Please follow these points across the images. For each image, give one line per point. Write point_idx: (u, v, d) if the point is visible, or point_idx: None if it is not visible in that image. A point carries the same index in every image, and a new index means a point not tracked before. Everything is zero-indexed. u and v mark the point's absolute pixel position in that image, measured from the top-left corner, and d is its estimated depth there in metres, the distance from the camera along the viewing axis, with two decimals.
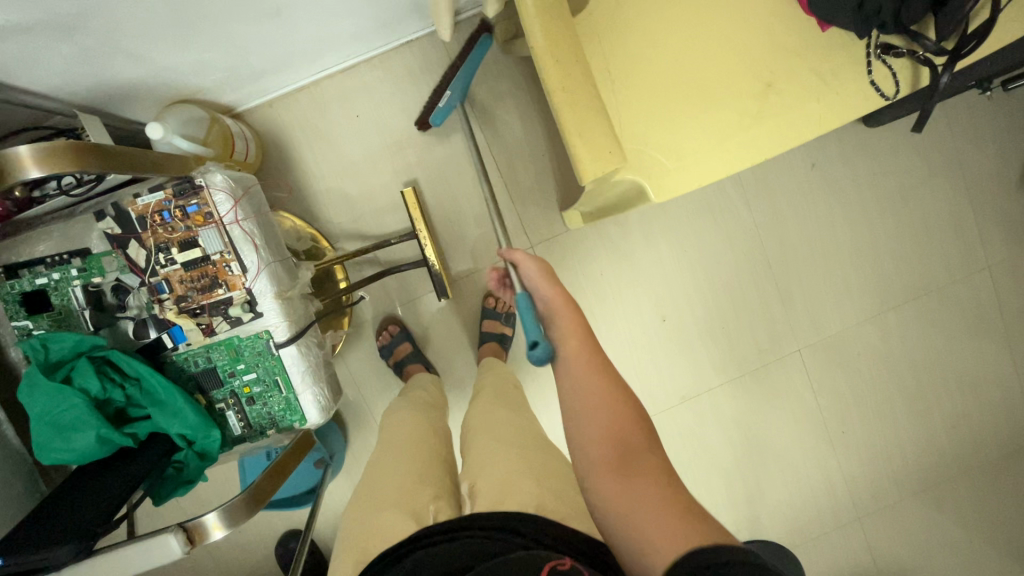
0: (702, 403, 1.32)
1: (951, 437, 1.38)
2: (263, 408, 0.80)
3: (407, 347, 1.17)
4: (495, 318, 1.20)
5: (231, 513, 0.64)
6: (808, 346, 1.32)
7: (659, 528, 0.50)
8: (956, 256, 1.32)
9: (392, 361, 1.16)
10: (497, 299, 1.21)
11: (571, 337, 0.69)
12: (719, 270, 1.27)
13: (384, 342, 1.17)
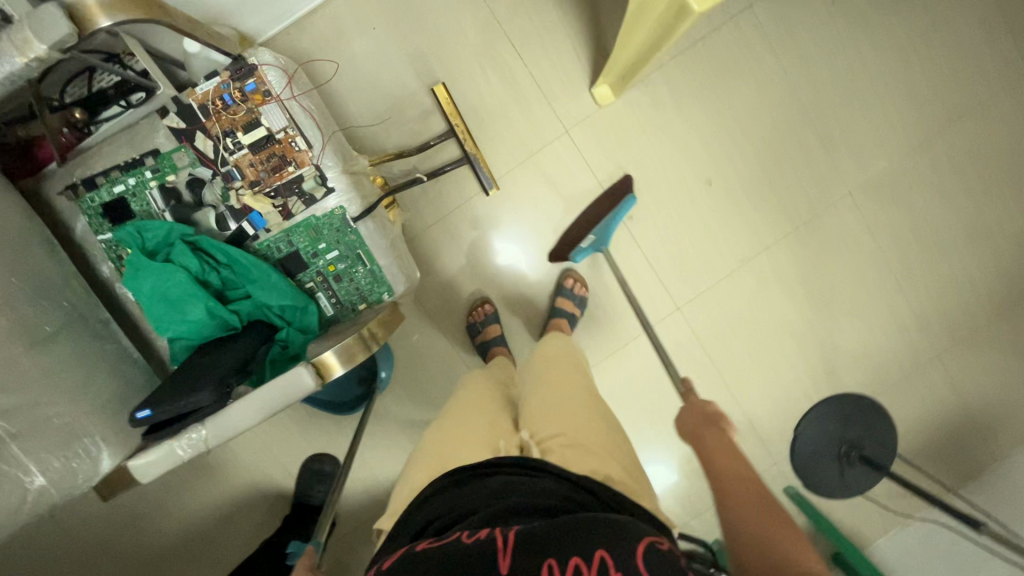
0: (760, 264, 1.31)
1: (1019, 257, 1.35)
2: (350, 284, 0.81)
3: (495, 330, 1.21)
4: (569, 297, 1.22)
5: (348, 349, 0.65)
6: (858, 187, 1.30)
7: None
8: (992, 69, 1.28)
9: (481, 339, 1.22)
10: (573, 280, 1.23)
11: (733, 465, 0.65)
12: (755, 125, 1.26)
13: (475, 321, 1.22)
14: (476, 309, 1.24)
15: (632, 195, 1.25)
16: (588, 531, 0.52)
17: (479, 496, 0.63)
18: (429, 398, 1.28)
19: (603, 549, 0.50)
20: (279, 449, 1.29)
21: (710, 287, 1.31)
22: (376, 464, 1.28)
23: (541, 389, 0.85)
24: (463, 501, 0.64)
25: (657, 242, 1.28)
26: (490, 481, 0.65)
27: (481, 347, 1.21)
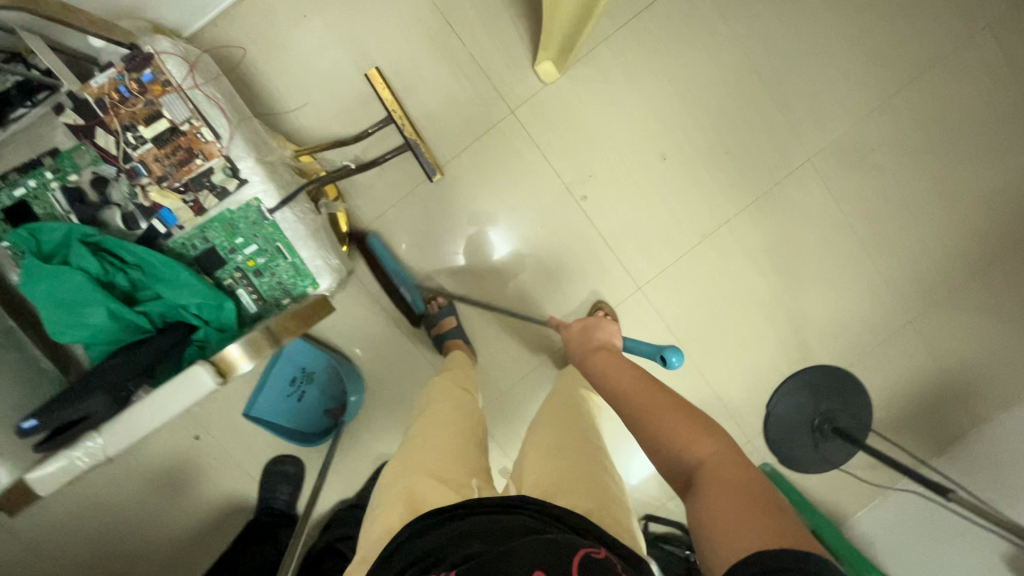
0: (722, 238, 1.27)
1: (989, 216, 1.31)
2: (272, 279, 0.79)
3: (451, 322, 1.19)
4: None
5: (252, 345, 0.64)
6: (819, 153, 1.26)
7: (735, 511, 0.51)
8: (950, 22, 1.24)
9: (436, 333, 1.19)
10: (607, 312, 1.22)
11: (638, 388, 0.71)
12: (708, 93, 1.21)
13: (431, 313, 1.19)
14: (432, 301, 1.22)
15: (585, 173, 1.22)
16: (531, 555, 0.50)
17: (441, 538, 0.59)
18: (393, 391, 1.27)
19: (540, 567, 0.48)
20: (241, 452, 1.27)
21: (671, 265, 1.27)
22: (342, 462, 1.28)
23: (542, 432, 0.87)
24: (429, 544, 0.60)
25: (613, 223, 1.25)
26: (463, 522, 0.62)
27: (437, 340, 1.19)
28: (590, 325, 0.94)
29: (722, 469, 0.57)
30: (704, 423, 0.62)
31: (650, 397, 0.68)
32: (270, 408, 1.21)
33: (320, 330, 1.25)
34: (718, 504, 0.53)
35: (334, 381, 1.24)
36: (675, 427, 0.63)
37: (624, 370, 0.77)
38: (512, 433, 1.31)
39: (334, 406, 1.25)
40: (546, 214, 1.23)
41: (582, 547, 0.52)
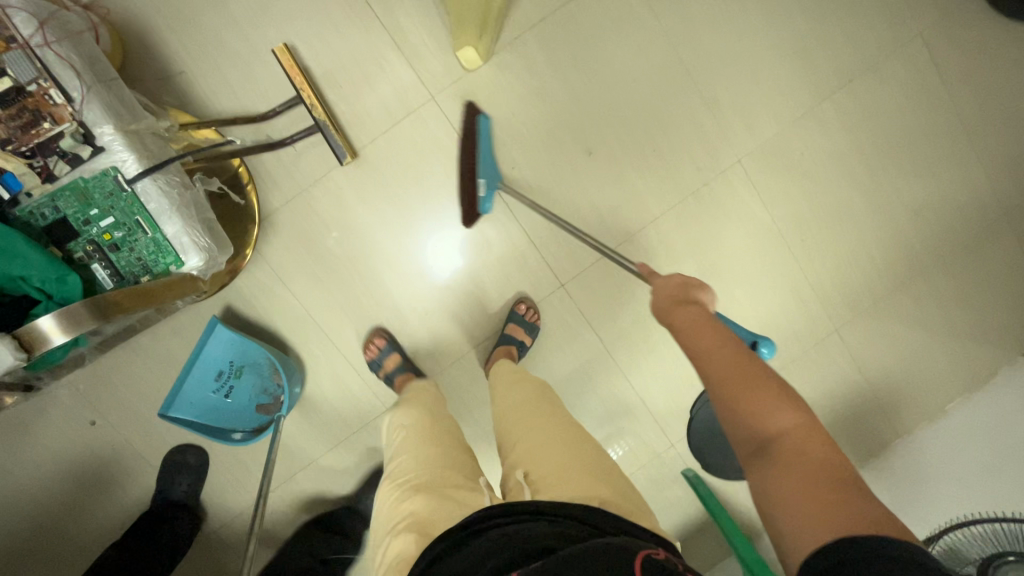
0: (649, 237, 1.25)
1: (917, 225, 1.31)
2: (131, 255, 0.75)
3: (393, 358, 1.18)
4: (520, 323, 1.21)
5: (66, 319, 0.60)
6: (748, 155, 1.25)
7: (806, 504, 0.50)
8: (883, 29, 1.23)
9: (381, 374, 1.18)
10: (527, 307, 1.23)
11: (724, 346, 0.66)
12: (635, 89, 1.19)
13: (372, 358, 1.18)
14: (369, 345, 1.20)
15: (508, 164, 1.19)
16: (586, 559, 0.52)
17: (470, 559, 0.61)
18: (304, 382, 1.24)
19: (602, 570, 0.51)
20: (141, 441, 1.22)
21: (596, 264, 1.25)
22: (249, 452, 1.25)
23: (523, 434, 0.88)
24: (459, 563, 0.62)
25: (537, 218, 1.22)
26: (486, 534, 0.64)
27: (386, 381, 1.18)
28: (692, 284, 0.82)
29: (804, 445, 0.55)
30: (787, 393, 0.59)
31: (729, 365, 0.63)
32: (197, 406, 1.16)
33: (227, 316, 1.20)
34: (794, 482, 0.52)
35: (265, 374, 1.19)
36: (762, 394, 0.59)
37: (700, 332, 0.70)
38: None
39: (268, 400, 1.20)
40: (468, 206, 1.20)
41: (642, 549, 0.56)
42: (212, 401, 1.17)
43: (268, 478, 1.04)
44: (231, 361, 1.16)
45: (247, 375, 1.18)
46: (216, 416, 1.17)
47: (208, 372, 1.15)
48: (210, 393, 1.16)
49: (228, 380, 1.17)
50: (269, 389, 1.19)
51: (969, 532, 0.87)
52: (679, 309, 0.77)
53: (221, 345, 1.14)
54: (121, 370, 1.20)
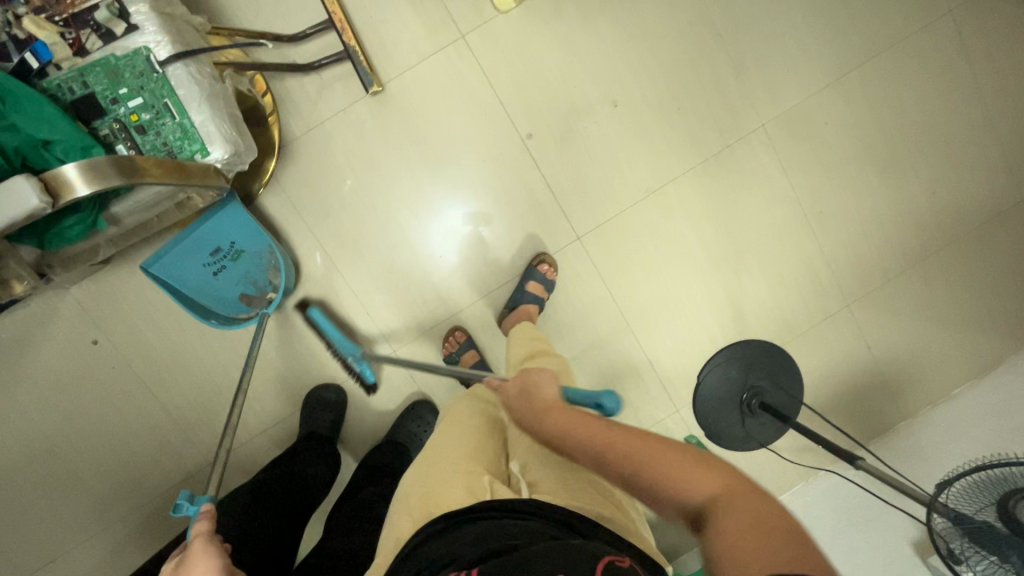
0: (667, 196, 1.24)
1: (934, 205, 1.31)
2: (157, 139, 0.73)
3: (472, 355, 1.21)
4: (541, 282, 1.20)
5: (91, 170, 0.61)
6: (771, 120, 1.25)
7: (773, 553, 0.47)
8: (912, 4, 1.24)
9: None
10: (547, 266, 1.21)
11: (628, 433, 0.64)
12: (663, 45, 1.20)
13: (452, 351, 1.21)
14: (449, 337, 1.23)
15: (531, 109, 1.19)
16: (552, 560, 0.54)
17: (459, 545, 0.62)
18: (310, 318, 1.23)
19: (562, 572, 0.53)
20: (141, 364, 1.20)
21: (611, 220, 1.24)
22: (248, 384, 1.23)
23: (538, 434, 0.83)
24: (446, 548, 0.62)
25: (506, 199, 1.22)
26: (478, 524, 0.64)
27: None
28: (529, 381, 0.78)
29: (729, 504, 0.54)
30: (698, 460, 0.59)
31: (644, 450, 0.62)
32: (184, 275, 1.09)
33: None
34: (740, 532, 0.50)
35: (261, 266, 1.15)
36: (671, 472, 0.58)
37: (589, 422, 0.67)
38: (433, 374, 1.26)
39: (253, 293, 1.17)
40: (467, 180, 1.21)
41: (606, 555, 0.57)
42: (198, 275, 1.11)
43: (250, 374, 1.04)
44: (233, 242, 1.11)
45: (243, 260, 1.13)
46: (197, 290, 1.11)
47: (209, 242, 1.08)
48: (199, 263, 1.10)
49: (223, 260, 1.11)
50: (260, 283, 1.16)
51: (955, 490, 0.81)
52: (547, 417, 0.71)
53: (231, 221, 1.08)
54: (125, 293, 1.18)
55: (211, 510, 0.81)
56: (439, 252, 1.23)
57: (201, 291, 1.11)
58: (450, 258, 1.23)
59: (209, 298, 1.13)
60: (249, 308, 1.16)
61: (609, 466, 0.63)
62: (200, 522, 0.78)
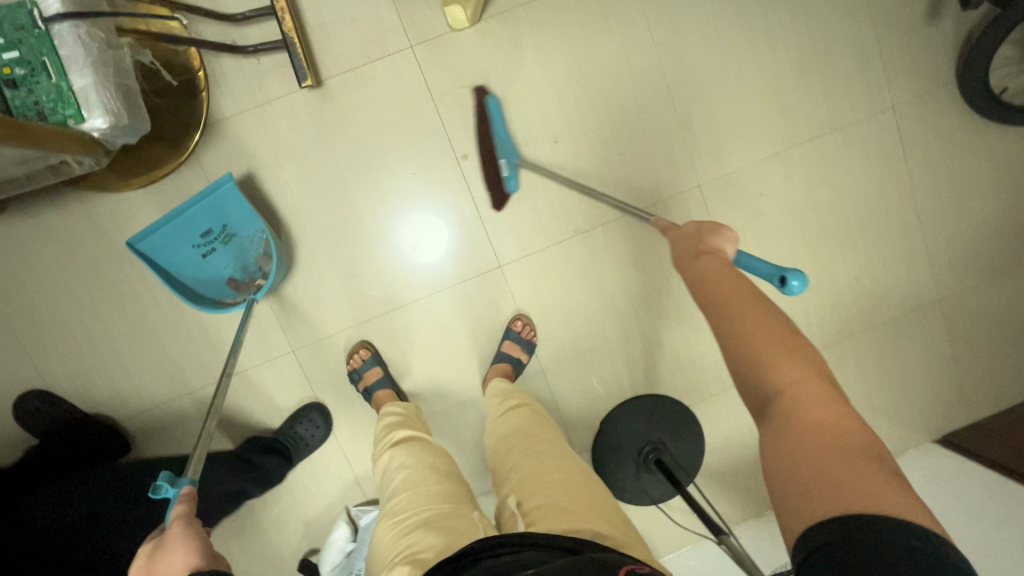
0: (595, 238, 1.24)
1: (856, 290, 1.33)
2: (28, 96, 0.80)
3: (376, 373, 1.20)
4: (516, 341, 1.23)
5: None
6: (708, 181, 1.25)
7: (836, 473, 0.51)
8: (859, 92, 1.26)
9: (361, 385, 1.19)
10: (523, 324, 1.24)
11: (773, 322, 0.62)
12: (612, 90, 1.20)
13: (355, 367, 1.20)
14: (352, 357, 1.22)
15: (468, 131, 1.18)
16: None
17: None
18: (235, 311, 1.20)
19: None
20: (24, 322, 1.15)
21: (537, 253, 1.23)
22: (135, 359, 1.19)
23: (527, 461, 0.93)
24: None
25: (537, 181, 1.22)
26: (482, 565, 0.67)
27: (362, 393, 1.19)
28: (706, 231, 0.81)
29: (803, 394, 0.57)
30: (794, 348, 0.60)
31: (778, 339, 0.60)
32: (173, 255, 1.11)
33: (147, 215, 1.15)
34: (809, 446, 0.54)
35: (252, 252, 1.16)
36: (776, 346, 0.60)
37: (751, 301, 0.65)
38: (333, 377, 1.24)
39: (242, 277, 1.17)
40: (433, 190, 1.19)
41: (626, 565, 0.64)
42: (187, 254, 1.13)
43: (235, 359, 0.99)
44: (225, 226, 1.12)
45: (234, 245, 1.15)
46: (186, 269, 1.13)
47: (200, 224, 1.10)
48: (190, 242, 1.11)
49: (213, 243, 1.13)
50: (248, 269, 1.16)
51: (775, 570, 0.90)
52: (696, 264, 0.75)
53: (224, 203, 1.10)
54: (19, 245, 1.14)
55: (192, 495, 0.78)
56: (407, 255, 1.21)
57: (185, 269, 1.13)
58: (428, 262, 1.22)
59: (196, 279, 1.14)
60: (237, 293, 1.16)
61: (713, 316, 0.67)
62: (180, 506, 0.75)
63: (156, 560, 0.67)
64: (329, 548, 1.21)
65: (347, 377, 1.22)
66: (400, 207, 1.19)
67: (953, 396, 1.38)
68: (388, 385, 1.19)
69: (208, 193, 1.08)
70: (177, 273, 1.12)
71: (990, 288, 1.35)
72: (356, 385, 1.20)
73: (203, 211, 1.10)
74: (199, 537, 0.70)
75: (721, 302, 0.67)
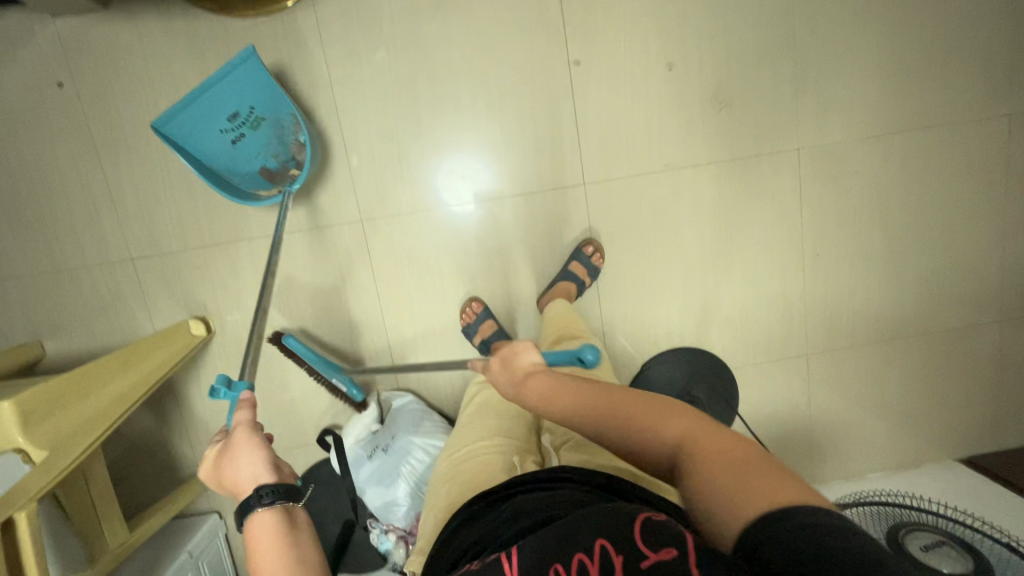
0: (682, 180, 1.22)
1: (921, 293, 1.32)
2: None
3: (491, 326, 1.21)
4: (585, 265, 1.20)
5: None
6: (807, 147, 1.23)
7: (737, 480, 0.48)
8: (981, 92, 1.23)
9: (478, 338, 1.21)
10: (594, 251, 1.21)
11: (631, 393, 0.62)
12: (737, 29, 1.17)
13: (469, 322, 1.21)
14: (465, 310, 1.23)
15: (585, 38, 1.15)
16: (586, 531, 0.52)
17: (496, 522, 0.65)
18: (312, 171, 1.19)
19: (602, 538, 0.50)
20: (101, 130, 1.14)
21: (620, 180, 1.21)
22: (201, 194, 1.17)
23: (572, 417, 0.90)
24: (478, 531, 0.66)
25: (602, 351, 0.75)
26: (504, 504, 0.68)
27: (480, 346, 1.21)
28: (507, 354, 0.73)
29: (694, 436, 0.54)
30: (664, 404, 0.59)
31: (624, 407, 0.60)
32: (202, 140, 1.10)
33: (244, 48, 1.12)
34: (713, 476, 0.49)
35: (283, 137, 1.13)
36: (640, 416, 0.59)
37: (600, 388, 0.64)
38: (392, 261, 1.22)
39: (275, 167, 1.16)
40: (529, 107, 1.17)
41: (646, 512, 0.54)
42: (216, 138, 1.11)
43: (271, 286, 0.99)
44: (254, 108, 1.10)
45: (264, 131, 1.12)
46: (219, 154, 1.12)
47: (226, 105, 1.08)
48: (219, 125, 1.10)
49: (242, 128, 1.11)
50: (279, 158, 1.14)
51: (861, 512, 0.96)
52: (532, 383, 0.69)
53: (249, 81, 1.07)
54: (113, 49, 1.11)
55: (251, 399, 0.72)
56: (450, 202, 1.20)
57: (214, 156, 1.12)
58: (469, 204, 1.21)
59: (228, 166, 1.13)
60: (270, 182, 1.15)
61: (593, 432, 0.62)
62: (241, 410, 0.69)
63: (223, 470, 0.64)
64: (355, 423, 1.19)
65: (461, 332, 1.24)
66: (497, 118, 1.17)
67: (987, 421, 1.38)
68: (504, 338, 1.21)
69: (230, 75, 1.05)
70: (203, 160, 1.11)
71: None
72: (474, 341, 1.22)
73: (227, 94, 1.07)
74: (264, 444, 0.65)
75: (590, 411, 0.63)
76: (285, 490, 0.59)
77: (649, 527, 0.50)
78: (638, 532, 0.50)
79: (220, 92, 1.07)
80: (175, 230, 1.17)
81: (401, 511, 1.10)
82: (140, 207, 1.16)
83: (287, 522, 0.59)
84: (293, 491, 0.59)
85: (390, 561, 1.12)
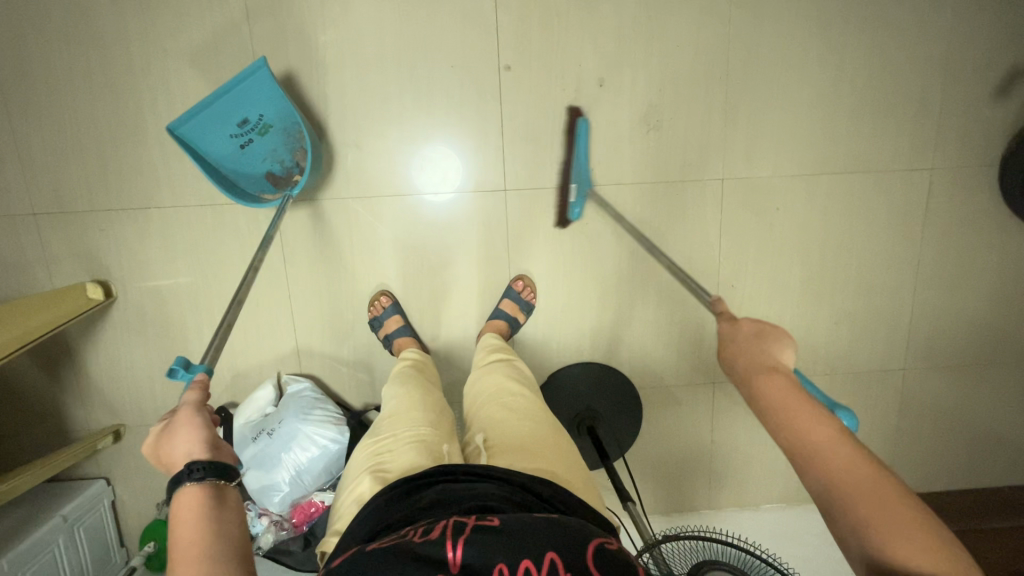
0: (605, 197, 1.22)
1: (831, 334, 1.33)
2: None
3: (396, 321, 1.21)
4: (515, 300, 1.23)
5: None
6: (731, 179, 1.23)
7: None
8: (905, 144, 1.24)
9: (380, 333, 1.21)
10: (524, 286, 1.24)
11: (877, 478, 0.50)
12: (670, 54, 1.16)
13: (375, 315, 1.22)
14: (373, 303, 1.23)
15: (518, 44, 1.13)
16: (541, 539, 0.55)
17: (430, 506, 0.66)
18: None
19: (553, 550, 0.54)
20: (11, 79, 1.11)
21: (544, 190, 1.21)
22: (114, 157, 1.14)
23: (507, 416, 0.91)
24: (408, 513, 0.66)
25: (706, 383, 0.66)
26: (435, 490, 0.69)
27: (382, 340, 1.21)
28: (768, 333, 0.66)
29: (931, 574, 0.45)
30: (907, 511, 0.48)
31: (864, 491, 0.49)
32: (211, 144, 1.08)
33: (169, 12, 1.10)
34: None
35: (290, 145, 1.14)
36: (884, 518, 0.47)
37: (843, 445, 0.52)
38: (309, 245, 1.21)
39: (279, 172, 1.17)
40: (459, 106, 1.16)
41: (597, 536, 0.58)
42: (223, 142, 1.09)
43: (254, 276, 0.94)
44: (263, 115, 1.09)
45: (270, 137, 1.12)
46: (226, 157, 1.11)
47: (238, 111, 1.06)
48: (230, 128, 1.08)
49: (252, 133, 1.10)
50: (285, 163, 1.16)
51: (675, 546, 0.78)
52: (762, 378, 0.60)
53: (262, 89, 1.05)
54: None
55: (206, 383, 0.73)
56: (383, 191, 1.19)
57: (225, 160, 1.11)
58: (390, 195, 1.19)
59: (236, 169, 1.13)
60: (274, 187, 1.17)
61: (807, 479, 0.53)
62: (192, 391, 0.70)
63: (161, 446, 0.64)
64: (248, 404, 1.19)
65: (368, 326, 1.24)
66: (427, 114, 1.16)
67: (884, 465, 1.41)
68: (409, 335, 1.21)
69: (247, 81, 1.03)
70: (214, 163, 1.10)
71: (958, 374, 1.36)
72: (377, 333, 1.22)
73: (243, 99, 1.05)
74: (205, 426, 0.66)
75: (816, 459, 0.52)
76: (219, 468, 0.61)
77: (602, 557, 0.54)
78: (591, 560, 0.53)
79: (234, 97, 1.05)
80: (82, 189, 1.15)
81: (276, 496, 1.11)
82: (45, 162, 1.14)
83: (216, 497, 0.60)
84: (227, 471, 0.61)
85: (256, 542, 1.14)
